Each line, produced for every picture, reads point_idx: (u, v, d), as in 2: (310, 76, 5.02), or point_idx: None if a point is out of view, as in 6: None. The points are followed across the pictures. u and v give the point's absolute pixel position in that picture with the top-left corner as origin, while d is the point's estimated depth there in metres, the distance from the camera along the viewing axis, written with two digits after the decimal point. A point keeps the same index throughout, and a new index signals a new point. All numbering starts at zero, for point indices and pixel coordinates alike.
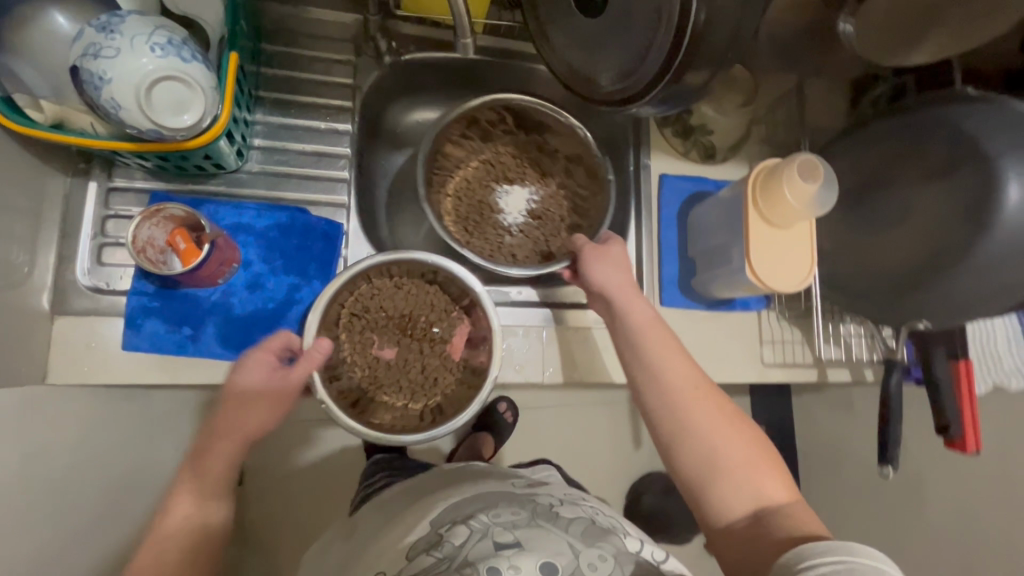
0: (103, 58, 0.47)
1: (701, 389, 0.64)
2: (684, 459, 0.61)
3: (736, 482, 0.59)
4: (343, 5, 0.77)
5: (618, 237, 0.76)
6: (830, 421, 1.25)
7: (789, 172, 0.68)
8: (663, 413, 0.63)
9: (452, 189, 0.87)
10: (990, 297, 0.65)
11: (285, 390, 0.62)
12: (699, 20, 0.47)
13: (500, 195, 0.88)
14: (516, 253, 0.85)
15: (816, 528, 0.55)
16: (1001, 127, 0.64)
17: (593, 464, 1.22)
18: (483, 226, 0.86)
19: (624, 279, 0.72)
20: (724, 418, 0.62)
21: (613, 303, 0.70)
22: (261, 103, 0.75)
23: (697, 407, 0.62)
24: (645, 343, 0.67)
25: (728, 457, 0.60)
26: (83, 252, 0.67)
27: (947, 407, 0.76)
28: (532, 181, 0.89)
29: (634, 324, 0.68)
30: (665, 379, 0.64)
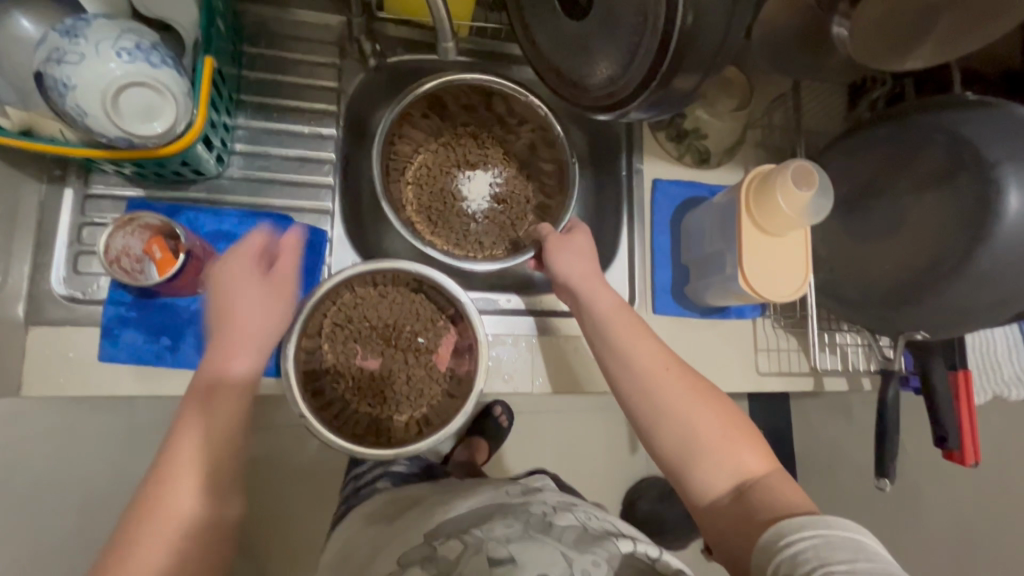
0: (66, 63, 0.45)
1: (670, 369, 0.62)
2: (661, 440, 0.59)
3: (713, 456, 0.57)
4: (327, 7, 0.76)
5: (581, 225, 0.75)
6: (827, 429, 1.23)
7: (784, 178, 0.66)
8: (635, 395, 0.62)
9: (413, 177, 0.85)
10: (989, 308, 0.63)
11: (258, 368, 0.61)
12: (688, 22, 0.45)
13: (462, 181, 0.86)
14: (483, 241, 0.84)
15: (798, 497, 0.52)
16: (1001, 134, 0.62)
17: (587, 473, 1.20)
18: (448, 215, 0.84)
19: (588, 266, 0.70)
20: (695, 393, 0.61)
21: (577, 294, 0.69)
22: (243, 107, 0.73)
23: (667, 385, 0.61)
24: (612, 328, 0.65)
25: (704, 433, 0.58)
26: (59, 261, 0.66)
27: (945, 417, 0.75)
28: (494, 164, 0.86)
29: (601, 310, 0.67)
30: (633, 360, 0.63)
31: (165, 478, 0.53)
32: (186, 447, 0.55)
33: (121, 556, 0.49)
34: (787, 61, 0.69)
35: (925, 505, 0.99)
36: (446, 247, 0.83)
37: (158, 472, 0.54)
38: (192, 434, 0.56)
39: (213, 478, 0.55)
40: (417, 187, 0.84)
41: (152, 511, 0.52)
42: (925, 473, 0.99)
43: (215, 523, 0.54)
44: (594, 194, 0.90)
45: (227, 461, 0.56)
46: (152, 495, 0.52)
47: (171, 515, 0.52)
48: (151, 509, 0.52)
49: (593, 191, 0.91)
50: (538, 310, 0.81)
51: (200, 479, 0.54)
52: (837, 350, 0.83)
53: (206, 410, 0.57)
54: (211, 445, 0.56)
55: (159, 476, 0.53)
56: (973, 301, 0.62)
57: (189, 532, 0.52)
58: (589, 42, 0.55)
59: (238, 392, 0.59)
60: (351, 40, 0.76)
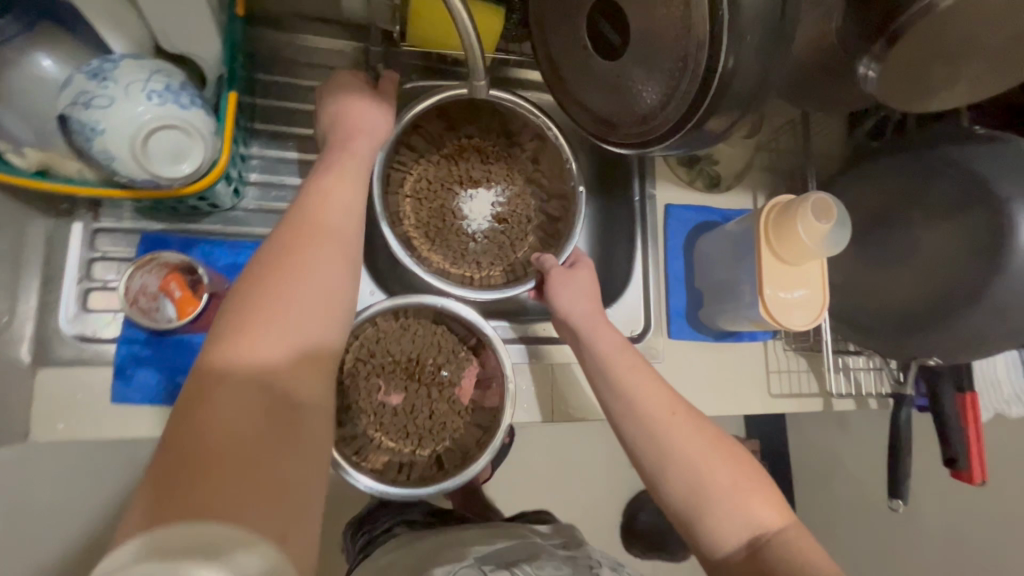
0: (94, 107, 0.45)
1: (678, 414, 0.60)
2: (669, 488, 0.57)
3: (723, 507, 0.55)
4: (342, 33, 0.75)
5: (585, 258, 0.74)
6: (821, 439, 1.21)
7: (804, 210, 0.67)
8: (641, 440, 0.60)
9: (411, 190, 0.82)
10: (1003, 339, 0.64)
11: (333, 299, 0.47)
12: (729, 67, 0.45)
13: (463, 199, 0.84)
14: (481, 262, 0.83)
15: (813, 555, 0.51)
16: (1013, 169, 0.64)
17: (589, 490, 1.16)
18: (446, 233, 0.83)
19: (590, 306, 0.69)
20: (706, 439, 0.59)
21: (579, 332, 0.68)
22: (256, 136, 0.71)
23: (675, 431, 0.59)
24: (613, 370, 0.64)
25: (715, 481, 0.56)
26: (67, 298, 0.63)
27: (954, 439, 0.75)
28: (496, 182, 0.85)
29: (601, 352, 0.65)
30: (639, 403, 0.61)
31: (249, 313, 0.43)
32: (280, 291, 0.44)
33: (204, 395, 0.39)
34: (804, 93, 0.71)
35: (930, 522, 1.00)
36: (443, 265, 0.82)
37: (232, 312, 0.43)
38: (284, 276, 0.45)
39: (300, 343, 0.44)
40: (416, 201, 0.82)
41: (232, 347, 0.41)
42: (929, 491, 1.00)
43: (298, 400, 0.42)
44: (606, 218, 0.90)
45: (316, 333, 0.45)
46: (232, 330, 0.42)
47: (256, 356, 0.41)
48: (234, 344, 0.41)
49: (605, 215, 0.91)
50: (526, 336, 0.80)
51: (296, 330, 0.44)
52: (851, 375, 0.85)
53: (301, 255, 0.47)
54: (302, 298, 0.45)
55: (244, 313, 0.43)
56: (988, 331, 0.64)
57: (278, 396, 0.41)
58: (620, 82, 0.55)
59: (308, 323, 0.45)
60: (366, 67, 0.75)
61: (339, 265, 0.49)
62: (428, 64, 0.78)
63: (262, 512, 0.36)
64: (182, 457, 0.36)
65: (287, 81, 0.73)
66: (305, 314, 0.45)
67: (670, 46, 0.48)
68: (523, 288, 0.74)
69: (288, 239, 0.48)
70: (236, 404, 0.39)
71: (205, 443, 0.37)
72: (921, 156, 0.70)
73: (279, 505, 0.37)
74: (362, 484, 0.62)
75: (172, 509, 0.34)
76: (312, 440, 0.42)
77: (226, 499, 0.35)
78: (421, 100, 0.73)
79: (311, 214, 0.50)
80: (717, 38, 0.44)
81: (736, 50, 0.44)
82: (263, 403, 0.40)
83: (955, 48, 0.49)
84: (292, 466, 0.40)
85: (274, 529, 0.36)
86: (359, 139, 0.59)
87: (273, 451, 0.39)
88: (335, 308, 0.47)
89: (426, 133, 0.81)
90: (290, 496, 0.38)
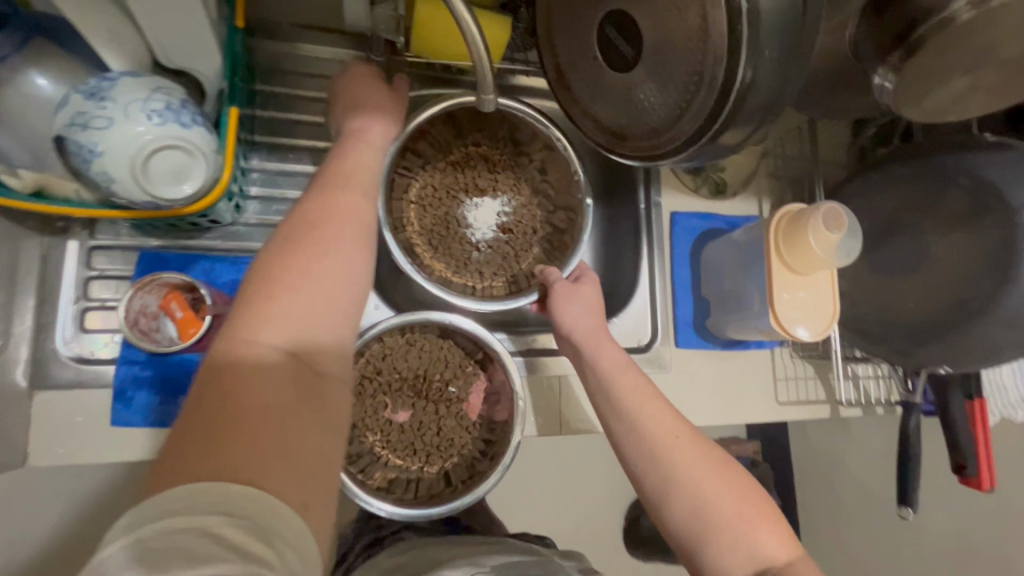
0: (93, 128, 0.45)
1: (681, 438, 0.59)
2: (671, 513, 0.56)
3: (728, 534, 0.54)
4: (343, 41, 0.73)
5: (590, 274, 0.73)
6: (824, 440, 1.18)
7: (815, 220, 0.67)
8: (643, 463, 0.59)
9: (416, 196, 0.81)
10: (1014, 349, 0.64)
11: (354, 280, 0.46)
12: (746, 79, 0.43)
13: (468, 207, 0.83)
14: (484, 271, 0.82)
15: None
16: (1022, 179, 0.64)
17: (592, 497, 1.13)
18: (450, 241, 0.81)
19: (595, 323, 0.69)
20: (709, 464, 0.58)
21: (583, 349, 0.67)
22: (257, 148, 0.70)
23: (678, 455, 0.58)
24: (616, 389, 0.63)
25: (718, 508, 0.55)
26: (64, 319, 0.62)
27: (963, 445, 0.72)
28: (503, 191, 0.84)
29: (605, 371, 0.65)
30: (641, 424, 0.60)
31: (276, 280, 0.42)
32: (307, 260, 0.44)
33: (232, 357, 0.38)
34: (812, 99, 0.70)
35: (937, 528, 0.99)
36: (446, 274, 0.80)
37: (258, 278, 0.42)
38: (311, 247, 0.44)
39: (326, 314, 0.43)
40: (420, 208, 0.81)
41: (259, 311, 0.40)
42: (935, 496, 0.99)
43: (321, 371, 0.42)
44: (610, 226, 0.89)
45: (337, 314, 0.44)
46: (259, 296, 0.41)
47: (283, 323, 0.41)
48: (261, 309, 0.40)
49: (610, 223, 0.90)
50: (529, 348, 0.79)
51: (317, 307, 0.43)
52: (860, 384, 0.85)
53: (327, 228, 0.46)
54: (328, 269, 0.44)
55: (271, 279, 0.42)
56: (1001, 340, 0.63)
57: (302, 365, 0.41)
58: (630, 95, 0.53)
59: (330, 300, 0.44)
60: None
61: (359, 244, 0.47)
62: (429, 74, 0.76)
63: (288, 480, 0.35)
64: (210, 416, 0.35)
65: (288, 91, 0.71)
66: (332, 285, 0.44)
67: (684, 59, 0.47)
68: (526, 300, 0.72)
69: (313, 211, 0.47)
70: (262, 368, 0.38)
71: (234, 404, 0.36)
72: (931, 164, 0.70)
73: (305, 473, 0.37)
74: (376, 509, 0.61)
75: (202, 465, 0.33)
76: (332, 413, 0.42)
77: (256, 459, 0.34)
78: (426, 108, 0.72)
79: (336, 189, 0.49)
80: (735, 52, 0.43)
81: (755, 61, 0.43)
82: (289, 370, 0.40)
83: (977, 51, 0.48)
84: (315, 436, 0.39)
85: (298, 497, 0.35)
86: (380, 123, 0.59)
87: (298, 419, 0.38)
88: (360, 283, 0.47)
89: (433, 137, 0.80)
90: (314, 468, 0.37)
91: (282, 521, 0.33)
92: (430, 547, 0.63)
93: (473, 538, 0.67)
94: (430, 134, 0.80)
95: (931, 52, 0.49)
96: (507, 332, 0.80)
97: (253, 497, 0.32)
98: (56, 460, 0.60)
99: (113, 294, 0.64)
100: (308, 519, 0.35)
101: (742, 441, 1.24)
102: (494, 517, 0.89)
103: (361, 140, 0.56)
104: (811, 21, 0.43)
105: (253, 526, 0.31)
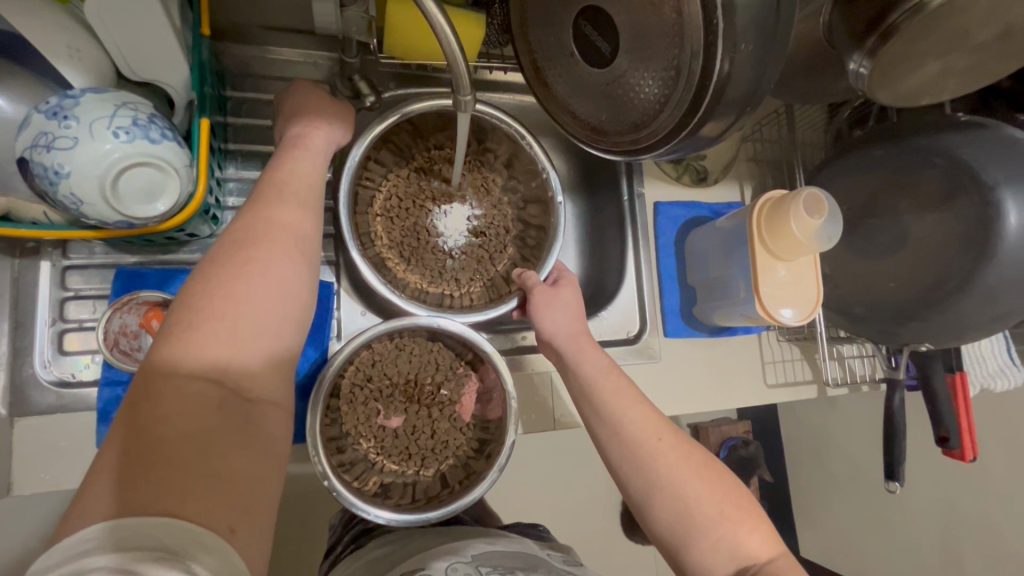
0: (57, 149, 0.44)
1: (665, 440, 0.60)
2: (655, 517, 0.57)
3: (709, 537, 0.54)
4: (312, 42, 0.72)
5: (569, 277, 0.75)
6: (810, 414, 1.20)
7: (795, 207, 0.67)
8: (627, 467, 0.59)
9: (382, 209, 0.80)
10: (991, 325, 0.65)
11: (289, 297, 0.47)
12: (724, 71, 0.43)
13: (437, 215, 0.82)
14: (460, 279, 0.82)
15: None
16: (996, 158, 0.65)
17: (586, 483, 1.14)
18: (421, 251, 0.81)
19: (575, 326, 0.70)
20: (692, 466, 0.58)
21: (564, 353, 0.68)
22: (232, 156, 0.70)
23: (661, 459, 0.59)
24: (601, 392, 0.64)
25: (701, 510, 0.56)
26: (42, 342, 0.62)
27: (946, 418, 0.73)
28: (470, 195, 0.84)
29: (589, 374, 0.65)
30: (623, 427, 0.61)
31: (199, 309, 0.42)
32: (234, 285, 0.44)
33: (154, 389, 0.38)
34: (789, 84, 0.71)
35: (925, 499, 1.02)
36: (421, 285, 0.80)
37: (181, 309, 0.42)
38: (236, 272, 0.45)
39: (253, 338, 0.44)
40: (387, 220, 0.80)
41: (184, 343, 0.40)
42: (920, 465, 1.02)
43: (250, 396, 0.43)
44: (592, 218, 0.90)
45: (273, 328, 0.45)
46: (183, 327, 0.41)
47: (206, 351, 0.41)
48: (183, 340, 0.41)
49: (593, 215, 0.90)
50: (516, 346, 0.80)
51: (249, 324, 0.44)
52: (845, 363, 0.86)
53: (254, 250, 0.47)
54: (257, 294, 0.45)
55: (193, 309, 0.42)
56: (977, 316, 0.65)
57: (229, 393, 0.41)
58: (609, 91, 0.53)
59: (268, 319, 0.45)
60: (341, 76, 0.71)
61: (294, 256, 0.49)
62: (405, 72, 0.76)
63: (209, 506, 0.36)
64: (135, 448, 0.36)
65: (259, 97, 0.70)
66: (260, 309, 0.44)
67: (662, 53, 0.47)
68: (508, 307, 0.74)
69: (240, 235, 0.47)
70: (189, 394, 0.39)
71: (158, 438, 0.36)
72: (905, 147, 0.71)
73: (231, 494, 0.37)
74: (374, 517, 0.61)
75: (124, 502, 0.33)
76: (265, 437, 0.42)
77: (176, 490, 0.35)
78: (390, 114, 0.72)
79: (265, 211, 0.50)
80: (711, 45, 0.42)
81: (732, 54, 0.42)
82: (213, 399, 0.40)
83: (950, 39, 0.50)
84: (247, 461, 0.40)
85: (221, 519, 0.36)
86: (315, 134, 0.60)
87: (222, 447, 0.39)
88: (292, 304, 0.47)
89: (394, 148, 0.79)
90: (241, 492, 0.38)
91: (206, 549, 0.34)
92: (419, 536, 0.63)
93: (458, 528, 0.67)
94: (392, 141, 0.78)
95: (906, 38, 0.50)
96: (493, 331, 0.80)
97: (182, 532, 0.33)
98: (43, 485, 0.60)
99: (91, 314, 0.64)
100: (235, 541, 0.36)
101: (733, 420, 1.26)
102: (490, 510, 0.90)
103: (299, 145, 0.58)
104: (786, 12, 0.42)
105: (174, 557, 0.32)
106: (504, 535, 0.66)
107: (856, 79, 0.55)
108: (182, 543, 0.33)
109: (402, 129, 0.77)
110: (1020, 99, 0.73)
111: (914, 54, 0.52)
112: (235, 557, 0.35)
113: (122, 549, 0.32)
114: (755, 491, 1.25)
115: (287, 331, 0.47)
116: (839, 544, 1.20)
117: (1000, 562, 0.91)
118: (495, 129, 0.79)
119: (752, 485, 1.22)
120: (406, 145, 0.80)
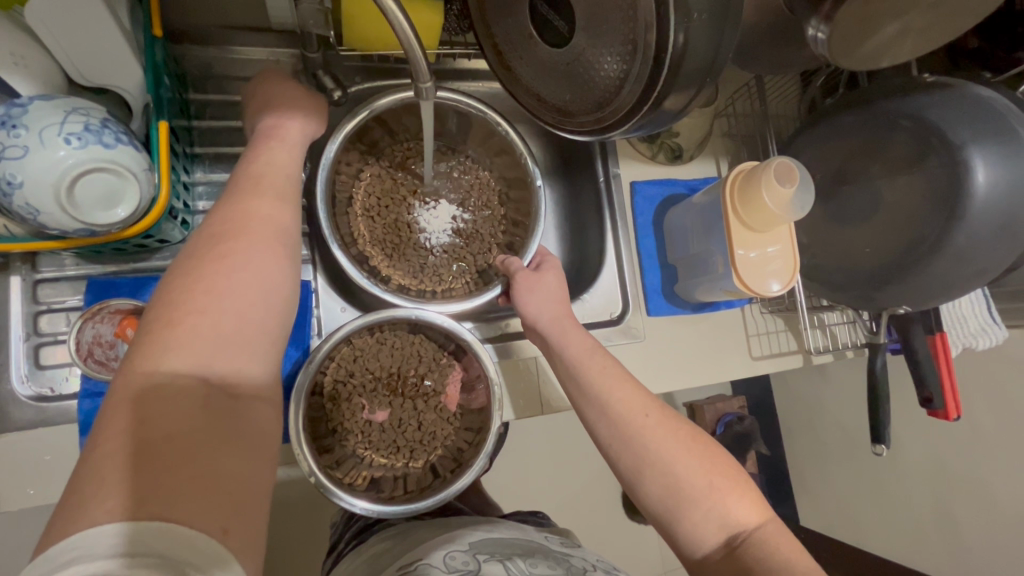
0: (8, 159, 0.44)
1: (652, 415, 0.60)
2: (646, 491, 0.57)
3: (701, 507, 0.55)
4: (274, 39, 0.72)
5: (550, 261, 0.75)
6: (802, 385, 1.22)
7: (766, 177, 0.66)
8: (617, 444, 0.60)
9: (362, 207, 0.79)
10: (967, 283, 0.66)
11: (269, 292, 0.47)
12: (679, 44, 0.42)
13: (418, 211, 0.82)
14: (444, 274, 0.82)
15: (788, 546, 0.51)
16: (963, 118, 0.65)
17: (582, 468, 1.15)
18: (404, 248, 0.81)
19: (557, 309, 0.70)
20: (680, 439, 0.59)
21: (549, 337, 0.68)
22: (199, 160, 0.69)
23: (650, 434, 0.59)
24: (586, 372, 0.64)
25: (691, 482, 0.56)
26: (17, 358, 0.63)
27: (928, 379, 0.73)
28: (450, 189, 0.84)
29: (573, 355, 0.66)
30: (611, 406, 0.61)
31: (179, 304, 0.42)
32: (212, 280, 0.44)
33: (133, 386, 0.38)
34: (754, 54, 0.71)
35: (916, 461, 1.03)
36: (405, 281, 0.79)
37: (158, 306, 0.42)
38: (212, 267, 0.45)
39: (237, 333, 0.44)
40: (368, 218, 0.80)
41: (158, 340, 0.40)
42: (909, 428, 1.03)
43: (236, 392, 0.42)
44: (572, 201, 0.90)
45: (252, 322, 0.45)
46: (160, 322, 0.41)
47: (187, 346, 0.41)
48: (158, 338, 0.41)
49: (571, 199, 0.91)
50: (502, 333, 0.80)
51: (229, 318, 0.43)
52: (828, 330, 0.87)
53: (227, 245, 0.46)
54: (233, 288, 0.44)
55: (172, 304, 0.42)
56: (955, 276, 0.65)
57: (213, 388, 0.41)
58: (571, 70, 0.53)
59: (246, 316, 0.44)
60: (306, 72, 0.71)
61: (272, 249, 0.48)
62: (371, 64, 0.77)
63: (199, 508, 0.35)
64: (113, 450, 0.35)
65: (224, 99, 0.70)
66: (238, 303, 0.44)
67: (617, 27, 0.46)
68: (492, 294, 0.74)
69: (216, 229, 0.47)
70: (168, 393, 0.39)
71: (141, 436, 0.36)
72: (871, 113, 0.72)
73: (219, 492, 0.37)
74: (359, 509, 0.61)
75: (101, 507, 0.33)
76: (251, 434, 0.42)
77: (164, 492, 0.35)
78: (359, 109, 0.72)
79: (239, 204, 0.49)
80: (665, 16, 0.42)
81: (686, 24, 0.42)
82: (198, 396, 0.40)
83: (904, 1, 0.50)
84: (234, 460, 0.39)
85: (213, 521, 0.36)
86: (290, 126, 0.60)
87: (208, 446, 0.38)
88: (275, 296, 0.47)
89: (369, 143, 0.78)
90: (230, 492, 0.38)
91: (195, 552, 0.34)
92: (415, 527, 0.63)
93: (454, 518, 0.67)
94: (367, 138, 0.77)
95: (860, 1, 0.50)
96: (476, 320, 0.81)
97: (174, 535, 0.33)
98: (28, 500, 0.60)
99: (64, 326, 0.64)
100: (228, 541, 0.36)
101: (727, 397, 1.30)
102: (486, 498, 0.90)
103: (274, 137, 0.57)
104: None
105: (166, 563, 0.32)
106: (503, 522, 0.65)
107: (816, 44, 0.56)
108: (175, 548, 0.33)
109: (375, 125, 0.77)
110: (987, 57, 0.73)
111: (868, 14, 0.52)
112: (227, 557, 0.35)
113: (116, 556, 0.32)
114: (752, 464, 1.27)
115: (268, 328, 0.47)
116: (836, 511, 1.21)
117: (992, 519, 0.92)
118: (468, 116, 0.79)
119: (749, 459, 1.24)
120: (381, 141, 0.80)
